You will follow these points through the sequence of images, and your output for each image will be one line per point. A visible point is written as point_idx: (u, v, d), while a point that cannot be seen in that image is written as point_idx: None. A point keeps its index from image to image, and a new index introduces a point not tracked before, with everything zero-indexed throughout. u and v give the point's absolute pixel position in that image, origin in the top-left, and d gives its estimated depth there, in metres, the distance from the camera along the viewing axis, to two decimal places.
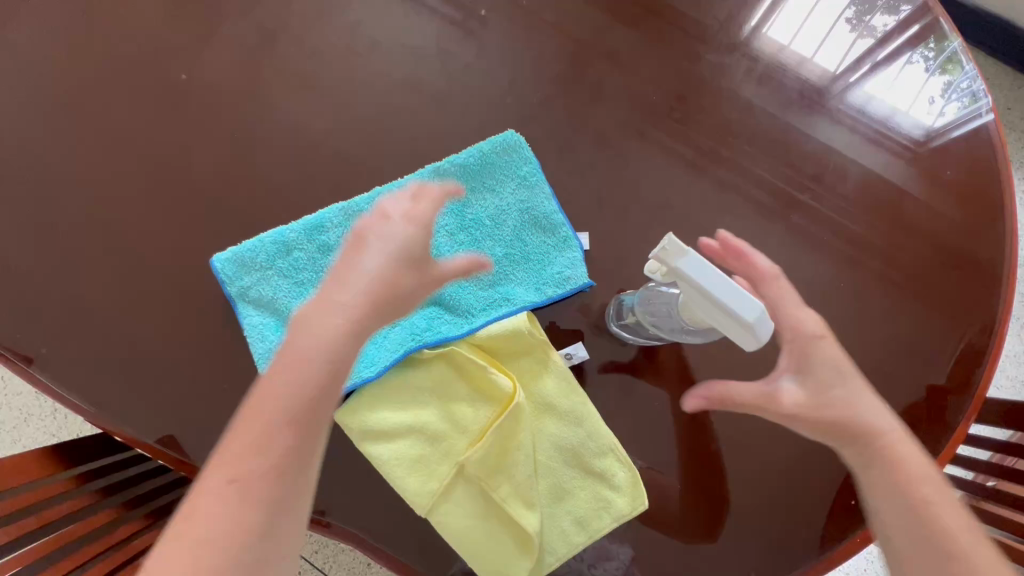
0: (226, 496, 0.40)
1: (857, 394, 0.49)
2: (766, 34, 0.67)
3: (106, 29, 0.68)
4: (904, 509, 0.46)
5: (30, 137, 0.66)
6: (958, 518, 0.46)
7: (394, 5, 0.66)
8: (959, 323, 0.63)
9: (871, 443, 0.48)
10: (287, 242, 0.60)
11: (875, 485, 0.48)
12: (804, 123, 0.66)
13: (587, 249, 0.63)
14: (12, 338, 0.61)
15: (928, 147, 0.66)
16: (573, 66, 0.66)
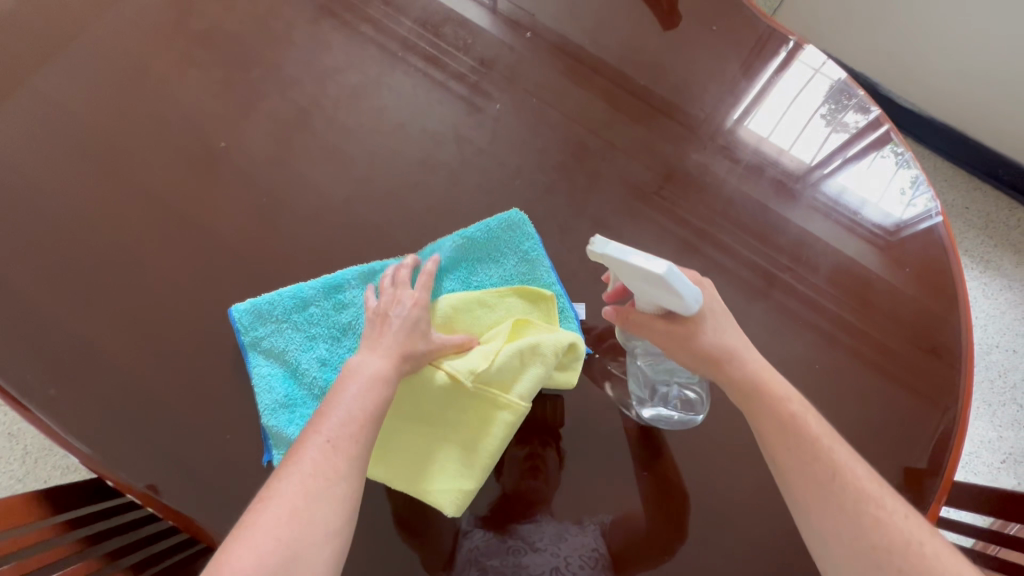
0: (306, 490, 0.45)
1: (723, 322, 0.56)
2: (747, 126, 0.77)
3: (156, 99, 0.75)
4: (773, 423, 0.52)
5: (72, 189, 0.71)
6: (819, 426, 0.52)
7: (419, 94, 0.75)
8: (930, 408, 0.67)
9: (738, 368, 0.54)
10: (304, 297, 0.64)
11: (751, 407, 0.54)
12: (784, 208, 0.74)
13: (583, 317, 0.68)
14: (21, 379, 0.63)
15: (899, 237, 0.73)
16: (575, 155, 0.74)
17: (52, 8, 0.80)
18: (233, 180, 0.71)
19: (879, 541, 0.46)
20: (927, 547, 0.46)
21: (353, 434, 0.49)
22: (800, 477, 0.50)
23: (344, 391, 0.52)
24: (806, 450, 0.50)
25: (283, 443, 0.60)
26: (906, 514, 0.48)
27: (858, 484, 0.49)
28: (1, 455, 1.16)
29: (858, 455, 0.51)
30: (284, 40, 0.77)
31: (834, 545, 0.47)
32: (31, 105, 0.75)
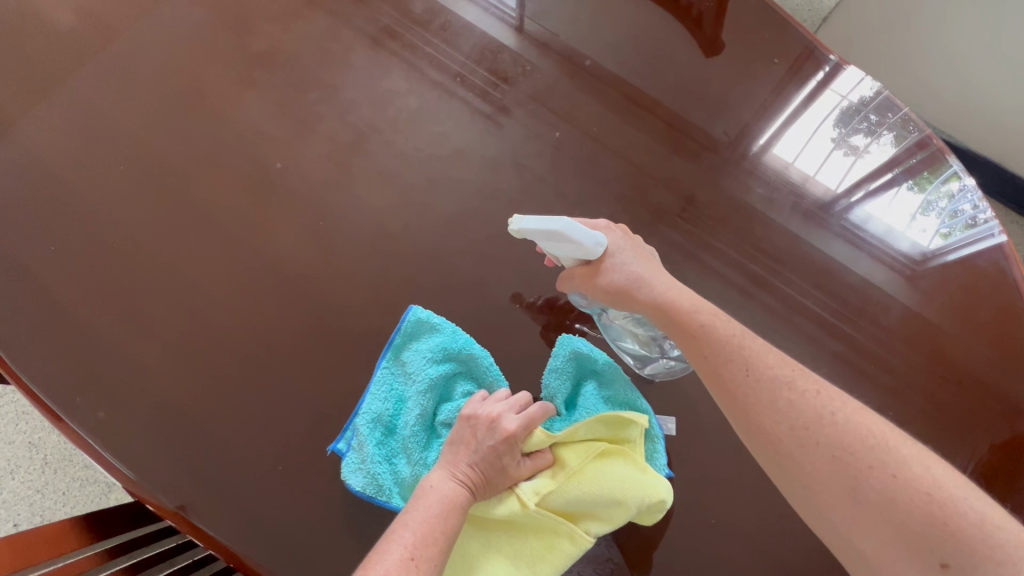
0: None
1: (629, 253, 0.60)
2: (773, 152, 0.75)
3: (214, 119, 0.75)
4: (686, 337, 0.56)
5: (128, 208, 0.70)
6: (729, 327, 0.56)
7: (478, 122, 0.74)
8: (1004, 463, 0.64)
9: (646, 295, 0.58)
10: (463, 350, 0.62)
11: (698, 356, 0.56)
12: (815, 237, 0.72)
13: (671, 433, 0.63)
14: (70, 403, 0.61)
15: (926, 266, 0.71)
16: (636, 188, 0.73)
17: (113, 25, 0.80)
18: (289, 203, 0.71)
19: (796, 421, 0.51)
20: (838, 415, 0.51)
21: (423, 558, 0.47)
22: (720, 380, 0.54)
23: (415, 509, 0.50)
24: (718, 353, 0.55)
25: (360, 454, 0.58)
26: (818, 389, 0.52)
27: (770, 372, 0.53)
28: (19, 465, 1.06)
29: (770, 345, 0.55)
30: (341, 62, 0.77)
31: (761, 433, 0.52)
32: (90, 122, 0.75)
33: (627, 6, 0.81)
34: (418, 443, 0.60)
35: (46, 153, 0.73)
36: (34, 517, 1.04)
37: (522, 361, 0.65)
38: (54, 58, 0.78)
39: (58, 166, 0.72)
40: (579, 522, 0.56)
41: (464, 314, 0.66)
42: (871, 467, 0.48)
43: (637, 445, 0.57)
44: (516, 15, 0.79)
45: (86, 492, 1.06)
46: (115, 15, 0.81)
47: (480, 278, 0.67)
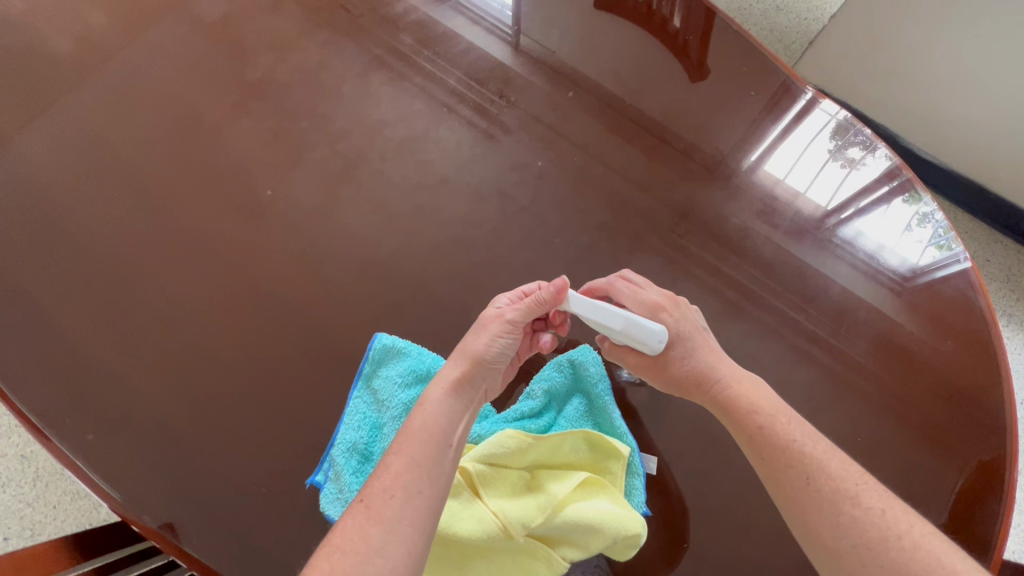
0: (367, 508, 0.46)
1: (692, 342, 0.61)
2: (763, 169, 0.79)
3: (208, 145, 0.78)
4: (750, 438, 0.57)
5: (122, 230, 0.73)
6: (789, 433, 0.56)
7: (462, 152, 0.78)
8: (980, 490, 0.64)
9: (709, 389, 0.60)
10: (432, 369, 0.64)
11: (766, 464, 0.55)
12: (806, 253, 0.75)
13: (652, 473, 0.63)
14: (61, 422, 0.63)
15: (915, 283, 0.73)
16: (616, 217, 0.76)
17: (111, 52, 0.83)
18: (281, 228, 0.73)
19: (859, 538, 0.49)
20: (905, 540, 0.48)
21: (416, 480, 0.48)
22: (781, 488, 0.54)
23: (414, 424, 0.52)
24: (779, 460, 0.55)
25: (337, 485, 0.59)
26: (885, 508, 0.51)
27: (832, 484, 0.52)
28: (11, 478, 1.06)
29: (834, 455, 0.54)
30: (334, 92, 0.81)
31: (823, 546, 0.51)
32: (86, 146, 0.77)
33: (608, 38, 0.85)
34: None
35: (44, 177, 0.75)
36: (25, 530, 1.03)
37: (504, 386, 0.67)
38: (54, 83, 0.81)
39: (54, 189, 0.75)
40: (555, 548, 0.57)
41: (448, 337, 0.68)
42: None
43: (617, 476, 0.61)
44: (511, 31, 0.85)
45: (76, 506, 1.05)
46: (114, 42, 0.83)
47: (464, 304, 0.70)
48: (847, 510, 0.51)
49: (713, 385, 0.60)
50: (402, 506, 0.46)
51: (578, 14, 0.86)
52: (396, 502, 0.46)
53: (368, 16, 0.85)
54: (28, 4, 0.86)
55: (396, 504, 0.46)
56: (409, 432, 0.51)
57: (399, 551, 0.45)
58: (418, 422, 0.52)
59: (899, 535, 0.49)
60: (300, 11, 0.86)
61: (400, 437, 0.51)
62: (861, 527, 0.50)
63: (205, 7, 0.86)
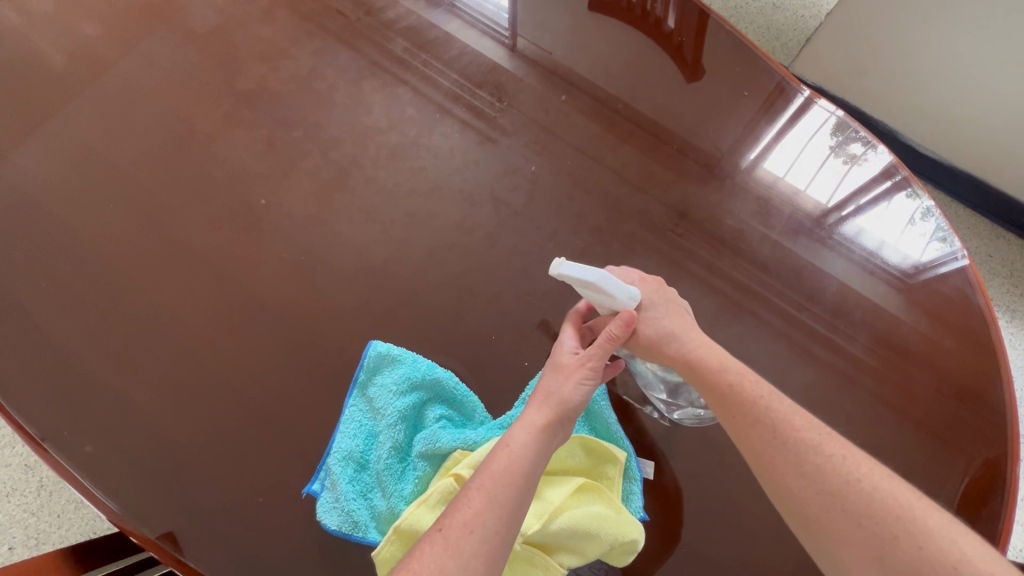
0: (442, 542, 0.44)
1: (662, 307, 0.61)
2: (763, 166, 0.78)
3: (203, 155, 0.78)
4: (714, 394, 0.56)
5: (118, 241, 0.73)
6: (756, 388, 0.55)
7: (454, 157, 0.78)
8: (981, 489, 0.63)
9: (677, 349, 0.59)
10: (427, 376, 0.64)
11: (732, 417, 0.54)
12: (807, 251, 0.75)
13: (650, 478, 0.63)
14: (57, 434, 0.63)
15: (917, 279, 0.72)
16: (609, 219, 0.75)
17: (106, 63, 0.83)
18: (275, 237, 0.74)
19: (823, 485, 0.48)
20: (865, 483, 0.47)
21: (497, 521, 0.46)
22: (747, 441, 0.53)
23: (501, 463, 0.49)
24: (747, 413, 0.53)
25: (333, 494, 0.59)
26: (847, 454, 0.49)
27: (797, 435, 0.51)
28: (15, 487, 1.06)
29: (799, 407, 0.53)
30: (327, 100, 0.81)
31: (788, 495, 0.49)
32: (82, 158, 0.78)
33: (599, 41, 0.85)
34: (392, 475, 0.60)
35: (41, 189, 0.76)
36: (29, 540, 1.03)
37: (500, 392, 0.66)
38: (49, 97, 0.81)
39: (51, 201, 0.75)
40: (553, 555, 0.57)
41: (443, 344, 0.68)
42: (898, 537, 0.45)
43: (615, 480, 0.60)
44: (504, 34, 0.85)
45: (80, 515, 1.05)
46: (108, 54, 0.84)
47: (459, 309, 0.70)
48: (811, 458, 0.50)
49: (676, 344, 0.59)
50: (481, 544, 0.44)
51: (569, 17, 0.86)
52: (475, 539, 0.44)
53: (360, 24, 0.86)
54: (23, 18, 0.86)
55: (475, 541, 0.44)
56: (494, 467, 0.49)
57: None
58: (504, 464, 0.49)
59: (856, 478, 0.48)
60: (292, 20, 0.86)
61: (483, 471, 0.49)
62: (822, 473, 0.49)
63: (198, 17, 0.86)
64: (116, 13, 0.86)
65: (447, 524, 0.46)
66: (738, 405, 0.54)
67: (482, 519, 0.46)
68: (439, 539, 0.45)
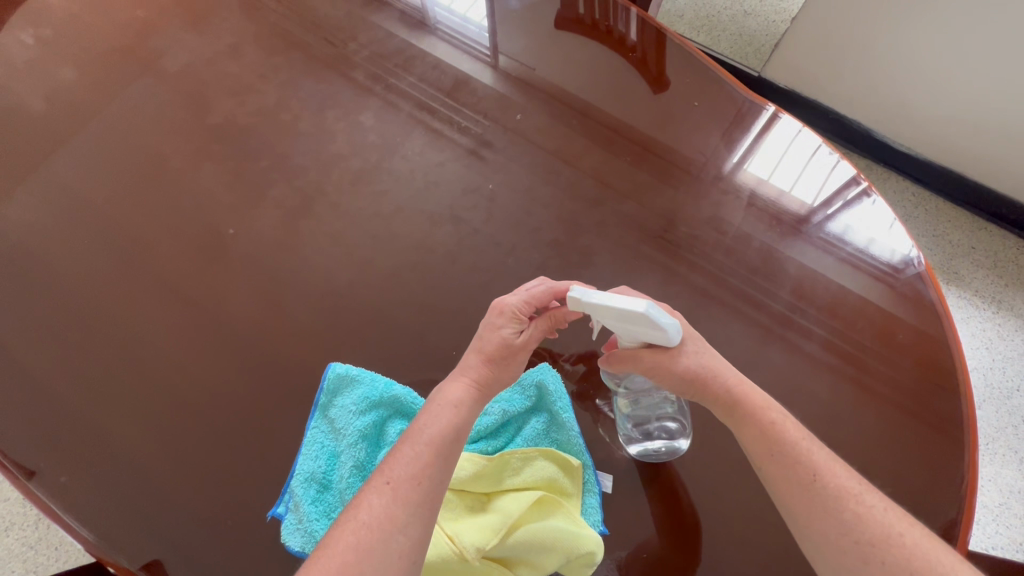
0: (384, 491, 0.49)
1: (699, 341, 0.59)
2: (746, 168, 0.80)
3: (174, 189, 0.81)
4: (755, 435, 0.55)
5: (94, 275, 0.76)
6: (798, 432, 0.55)
7: (415, 178, 0.81)
8: (947, 478, 0.63)
9: (721, 386, 0.57)
10: (385, 394, 0.66)
11: (772, 462, 0.54)
12: (789, 247, 0.76)
13: (609, 492, 0.63)
14: (35, 466, 0.64)
15: (907, 274, 0.74)
16: (567, 231, 0.77)
17: (82, 106, 0.87)
18: (244, 264, 0.76)
19: (863, 536, 0.49)
20: (906, 537, 0.49)
21: (446, 460, 0.51)
22: (788, 481, 0.52)
23: (441, 421, 0.53)
24: (787, 457, 0.53)
25: (297, 515, 0.60)
26: (885, 506, 0.51)
27: (839, 483, 0.52)
28: (13, 522, 1.08)
29: (836, 454, 0.54)
30: (292, 130, 0.84)
31: (823, 541, 0.50)
32: (60, 198, 0.81)
33: (555, 59, 0.87)
34: (354, 493, 0.61)
35: (21, 230, 0.79)
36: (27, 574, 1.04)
37: None
38: (29, 141, 0.85)
39: (30, 242, 0.78)
40: (513, 568, 0.57)
41: (407, 361, 0.70)
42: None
43: (574, 491, 0.61)
44: (461, 58, 0.88)
45: (76, 547, 1.06)
46: (84, 97, 0.87)
47: (421, 327, 0.72)
48: (850, 508, 0.50)
49: (712, 379, 0.57)
50: (427, 493, 0.49)
51: (524, 39, 0.89)
52: (423, 488, 0.49)
53: (323, 55, 0.89)
54: (3, 68, 0.90)
55: (423, 489, 0.49)
56: (436, 425, 0.53)
57: (418, 528, 0.48)
58: (447, 420, 0.53)
59: (895, 528, 0.49)
60: (259, 55, 0.90)
61: (427, 429, 0.53)
62: (863, 524, 0.49)
63: (169, 57, 0.90)
64: (91, 58, 0.90)
65: (393, 475, 0.50)
66: (778, 451, 0.54)
67: (423, 467, 0.50)
68: (384, 489, 0.49)
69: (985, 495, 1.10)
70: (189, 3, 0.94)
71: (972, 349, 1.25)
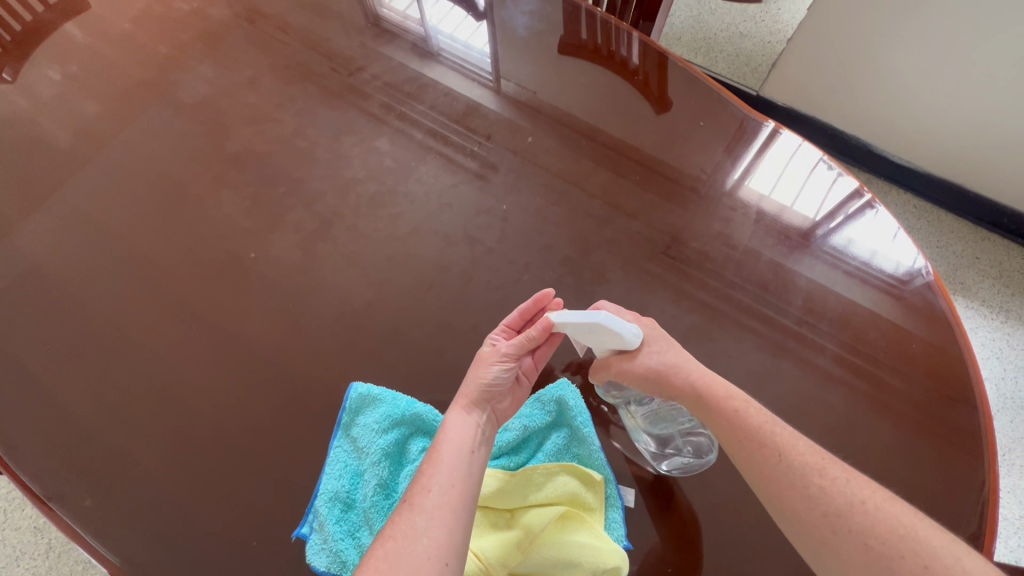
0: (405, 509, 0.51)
1: (665, 341, 0.64)
2: (747, 185, 0.82)
3: (195, 216, 0.83)
4: (720, 422, 0.57)
5: (117, 301, 0.77)
6: (760, 415, 0.56)
7: (429, 200, 0.83)
8: (969, 486, 0.63)
9: (684, 379, 0.60)
10: (407, 412, 0.67)
11: (739, 445, 0.55)
12: (794, 261, 0.78)
13: (631, 506, 0.63)
14: (58, 492, 0.65)
15: (911, 286, 0.75)
16: (578, 249, 0.79)
17: (106, 138, 0.90)
18: (263, 287, 0.78)
19: (828, 507, 0.50)
20: (868, 504, 0.49)
21: (455, 471, 0.54)
22: (756, 466, 0.54)
23: (442, 438, 0.57)
24: (752, 439, 0.55)
25: (321, 535, 0.60)
26: (848, 476, 0.52)
27: (801, 458, 0.53)
28: (23, 552, 1.07)
29: (800, 432, 0.55)
30: (309, 157, 0.87)
31: (796, 519, 0.51)
32: (85, 227, 0.83)
33: (561, 83, 0.90)
34: (379, 513, 0.62)
35: (47, 259, 0.81)
36: None
37: None
38: (55, 173, 0.87)
39: (55, 270, 0.80)
40: None
41: (425, 379, 0.71)
42: (904, 556, 0.46)
43: (598, 508, 0.61)
44: (469, 85, 0.92)
45: None
46: (107, 130, 0.90)
47: (439, 345, 0.73)
48: (818, 483, 0.51)
49: (679, 374, 0.61)
50: (439, 499, 0.52)
51: (531, 65, 0.92)
52: (434, 495, 0.52)
53: (338, 85, 0.93)
54: (30, 104, 0.94)
55: (435, 496, 0.52)
56: (439, 444, 0.57)
57: (444, 534, 0.49)
58: (445, 434, 0.57)
59: (860, 498, 0.50)
60: (275, 86, 0.93)
61: (431, 450, 0.56)
62: (829, 498, 0.50)
63: (190, 90, 0.93)
64: (114, 93, 0.94)
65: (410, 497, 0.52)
66: (739, 435, 0.56)
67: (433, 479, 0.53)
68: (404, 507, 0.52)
69: (1006, 508, 1.09)
70: (208, 38, 0.98)
71: (984, 358, 1.25)
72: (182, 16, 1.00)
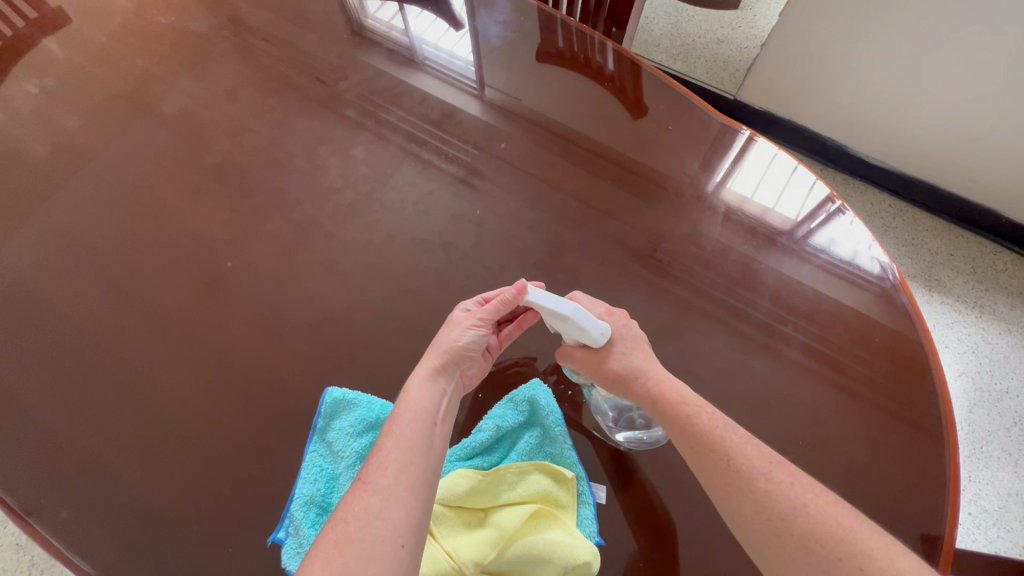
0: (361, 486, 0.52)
1: (631, 343, 0.66)
2: (726, 187, 0.84)
3: (174, 226, 0.84)
4: (673, 426, 0.59)
5: (95, 312, 0.78)
6: (713, 419, 0.58)
7: (405, 207, 0.84)
8: (929, 476, 0.65)
9: (643, 386, 0.62)
10: (382, 416, 0.67)
11: (690, 449, 0.57)
12: (768, 259, 0.80)
13: (603, 503, 0.64)
14: (34, 503, 0.65)
15: (892, 280, 0.76)
16: (552, 253, 0.81)
17: (85, 150, 0.91)
18: (241, 296, 0.79)
19: (773, 511, 0.51)
20: (811, 507, 0.51)
21: (411, 445, 0.54)
22: (707, 473, 0.56)
23: (401, 409, 0.58)
24: (702, 446, 0.56)
25: (296, 539, 0.60)
26: (793, 481, 0.53)
27: (747, 463, 0.54)
28: (5, 567, 1.06)
29: (751, 436, 0.56)
30: (288, 167, 0.88)
31: (743, 522, 0.52)
32: (62, 239, 0.84)
33: (536, 90, 0.92)
34: None
35: (24, 272, 0.81)
36: None
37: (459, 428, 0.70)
38: (33, 186, 0.88)
39: (33, 282, 0.80)
40: None
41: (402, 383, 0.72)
42: (840, 559, 0.48)
43: (569, 506, 0.62)
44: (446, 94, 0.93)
45: None
46: (86, 143, 0.91)
47: (415, 349, 0.74)
48: (762, 490, 0.53)
49: (641, 380, 0.63)
50: (396, 477, 0.52)
51: (506, 73, 0.94)
52: (390, 472, 0.52)
53: (317, 95, 0.94)
54: (9, 117, 0.94)
55: (392, 473, 0.52)
56: (399, 417, 0.57)
57: (398, 517, 0.50)
58: (405, 405, 0.58)
59: (803, 503, 0.51)
60: (255, 97, 0.94)
61: (390, 422, 0.57)
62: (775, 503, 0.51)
63: (170, 102, 0.94)
64: (94, 106, 0.94)
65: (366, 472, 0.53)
66: (696, 437, 0.57)
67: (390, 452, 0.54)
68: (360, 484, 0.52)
69: (985, 499, 1.11)
70: (188, 50, 0.99)
71: (959, 353, 1.27)
72: (163, 29, 1.01)
